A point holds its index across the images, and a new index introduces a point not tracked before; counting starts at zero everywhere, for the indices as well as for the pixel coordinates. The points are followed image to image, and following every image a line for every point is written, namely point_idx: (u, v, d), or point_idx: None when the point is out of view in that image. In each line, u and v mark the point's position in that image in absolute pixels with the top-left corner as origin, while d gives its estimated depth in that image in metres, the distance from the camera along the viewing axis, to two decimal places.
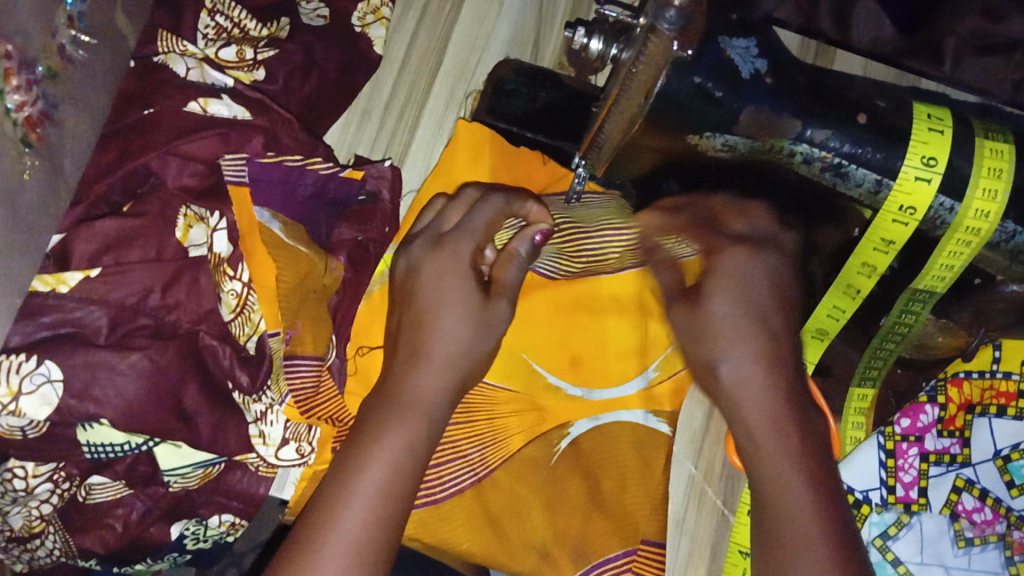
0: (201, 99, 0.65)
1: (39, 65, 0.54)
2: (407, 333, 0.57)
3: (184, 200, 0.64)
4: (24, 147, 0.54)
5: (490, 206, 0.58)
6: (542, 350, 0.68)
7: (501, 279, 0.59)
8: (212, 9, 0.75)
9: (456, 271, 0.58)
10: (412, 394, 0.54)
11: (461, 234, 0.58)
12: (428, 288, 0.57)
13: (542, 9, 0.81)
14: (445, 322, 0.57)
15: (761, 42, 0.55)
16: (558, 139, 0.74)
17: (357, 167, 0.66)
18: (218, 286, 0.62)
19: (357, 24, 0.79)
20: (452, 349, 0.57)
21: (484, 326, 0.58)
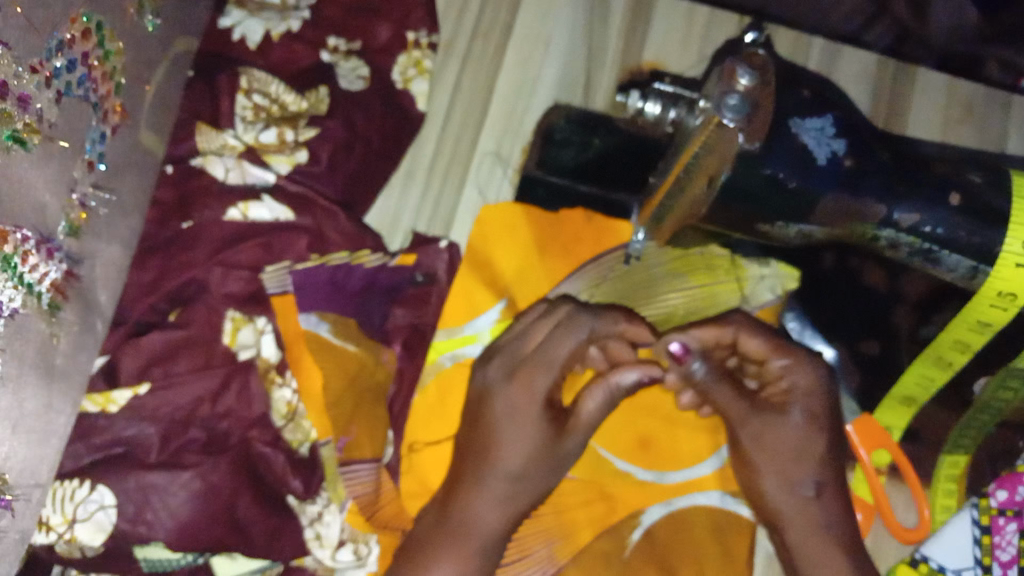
0: (241, 205, 0.65)
1: (61, 224, 0.53)
2: (475, 457, 0.61)
3: (228, 305, 0.62)
4: (52, 314, 0.53)
5: (573, 339, 0.61)
6: (608, 435, 0.69)
7: (581, 413, 0.62)
8: (248, 88, 0.69)
9: (531, 404, 0.61)
10: (474, 519, 0.59)
11: (538, 365, 0.61)
12: (496, 420, 0.61)
13: (592, 47, 0.76)
14: (513, 452, 0.60)
15: (838, 120, 0.50)
16: (614, 190, 0.70)
17: (408, 253, 0.67)
18: (268, 394, 0.61)
19: (398, 79, 0.74)
20: (516, 481, 0.60)
21: (554, 459, 0.62)
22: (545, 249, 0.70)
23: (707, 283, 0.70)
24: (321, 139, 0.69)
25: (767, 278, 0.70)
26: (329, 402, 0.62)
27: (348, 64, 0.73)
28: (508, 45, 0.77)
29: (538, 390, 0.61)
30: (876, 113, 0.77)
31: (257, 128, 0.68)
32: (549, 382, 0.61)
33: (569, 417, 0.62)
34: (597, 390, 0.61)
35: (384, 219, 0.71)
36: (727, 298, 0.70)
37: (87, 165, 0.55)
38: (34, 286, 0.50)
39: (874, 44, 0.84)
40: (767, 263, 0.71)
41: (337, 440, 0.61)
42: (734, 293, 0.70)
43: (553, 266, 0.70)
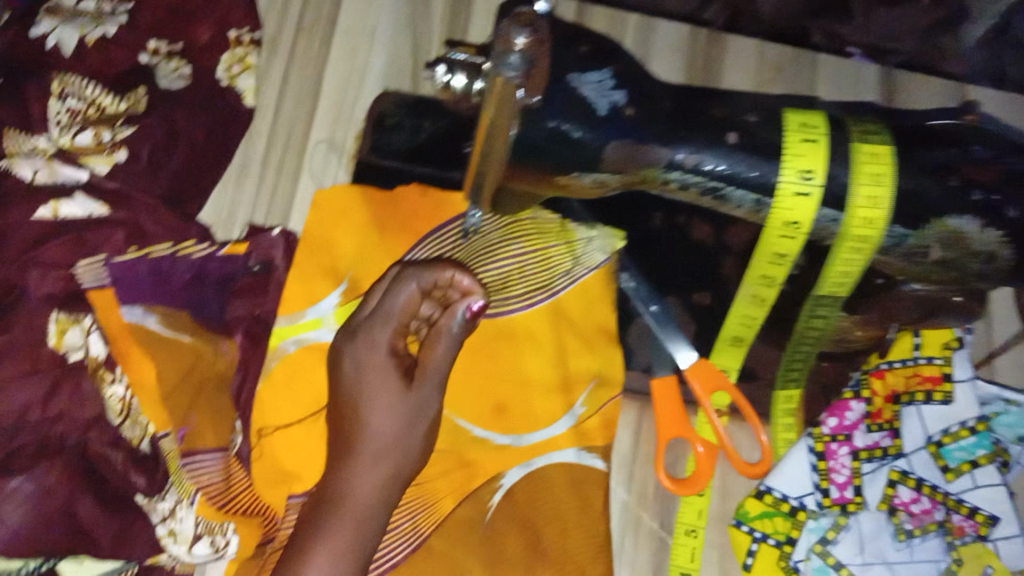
0: (51, 203, 0.64)
1: None
2: (341, 429, 0.62)
3: (54, 306, 0.62)
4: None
5: (405, 291, 0.63)
6: (464, 404, 0.71)
7: (429, 360, 0.63)
8: (61, 92, 0.68)
9: (378, 362, 0.62)
10: (349, 495, 0.59)
11: (376, 322, 0.63)
12: (349, 384, 0.62)
13: (417, 33, 0.78)
14: (376, 415, 0.61)
15: (616, 73, 0.53)
16: (448, 171, 0.73)
17: (240, 241, 0.66)
18: (99, 392, 0.61)
19: (221, 78, 0.74)
20: (386, 444, 0.61)
21: (420, 410, 0.62)
22: (385, 227, 0.72)
23: (538, 246, 0.73)
24: (142, 136, 0.69)
25: (595, 240, 0.73)
26: (163, 394, 0.61)
27: (168, 64, 0.73)
28: (335, 35, 0.77)
29: (379, 344, 0.63)
30: (693, 78, 0.82)
31: (72, 131, 0.68)
32: (387, 335, 0.63)
33: (417, 368, 0.63)
34: (433, 341, 0.63)
35: (219, 213, 0.72)
36: (559, 260, 0.73)
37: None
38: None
39: (711, 23, 0.82)
40: (593, 226, 0.73)
41: (177, 432, 0.62)
42: (566, 254, 0.73)
43: (392, 242, 0.72)
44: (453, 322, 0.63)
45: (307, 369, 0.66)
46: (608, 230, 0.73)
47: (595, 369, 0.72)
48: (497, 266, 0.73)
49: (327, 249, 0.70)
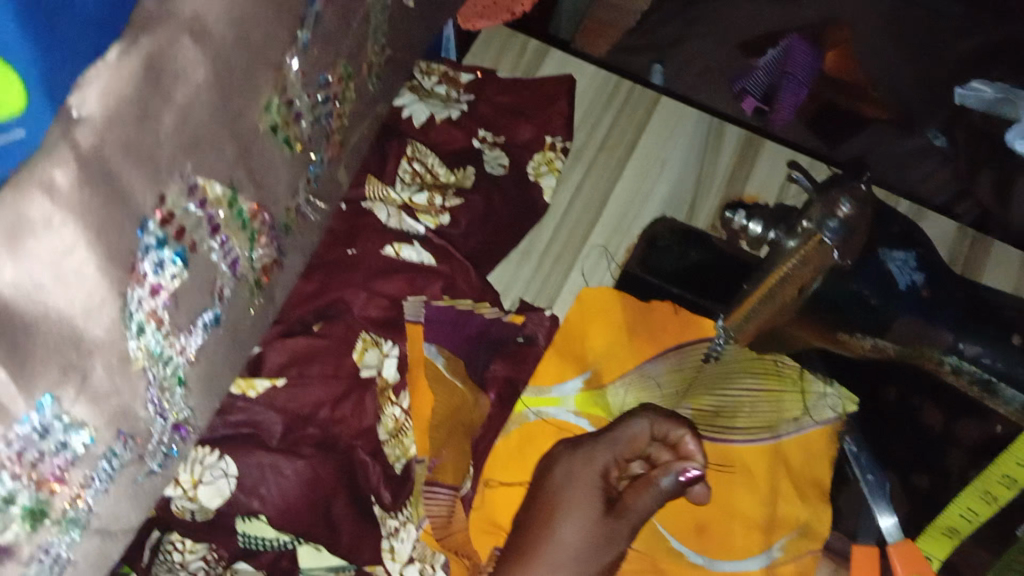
0: (395, 244, 0.76)
1: (281, 223, 0.52)
2: (530, 521, 0.65)
3: (365, 327, 0.73)
4: (255, 290, 0.53)
5: (635, 428, 0.70)
6: (669, 513, 0.72)
7: (632, 503, 0.67)
8: (411, 156, 0.82)
9: (588, 480, 0.67)
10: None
11: (601, 446, 0.69)
12: (561, 494, 0.66)
13: (701, 174, 0.87)
14: (570, 525, 0.64)
15: (920, 257, 0.58)
16: (703, 298, 0.79)
17: (518, 313, 0.77)
18: (380, 408, 0.71)
19: (531, 173, 0.86)
20: (570, 552, 0.63)
21: (610, 541, 0.65)
22: (635, 332, 0.79)
23: (773, 385, 0.77)
24: (463, 207, 0.81)
25: (830, 396, 0.77)
26: (431, 426, 0.69)
27: (492, 153, 0.86)
28: (629, 160, 0.88)
29: (597, 463, 0.68)
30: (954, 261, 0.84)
31: (413, 189, 0.81)
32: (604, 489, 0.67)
33: (619, 505, 0.67)
34: (641, 490, 0.68)
35: (499, 281, 0.81)
36: (789, 407, 0.77)
37: (306, 181, 0.54)
38: (255, 263, 0.51)
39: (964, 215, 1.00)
40: (831, 383, 0.78)
41: (429, 461, 0.68)
42: (797, 402, 0.77)
43: (637, 346, 0.79)
44: (664, 480, 0.68)
45: (538, 437, 0.73)
46: (842, 390, 0.77)
47: (803, 518, 0.72)
48: (730, 395, 0.77)
49: (581, 338, 0.78)
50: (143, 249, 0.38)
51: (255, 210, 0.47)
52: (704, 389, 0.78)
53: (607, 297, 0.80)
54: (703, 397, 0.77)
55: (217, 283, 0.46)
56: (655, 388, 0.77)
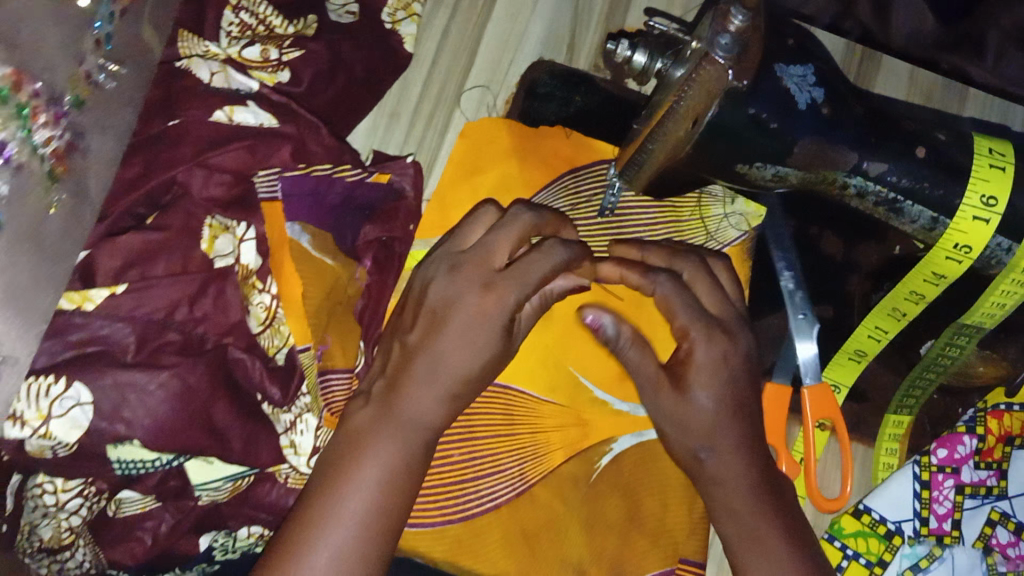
0: (226, 107, 0.63)
1: (67, 96, 0.46)
2: (416, 342, 0.58)
3: (209, 210, 0.63)
4: (50, 184, 0.46)
5: (519, 224, 0.60)
6: (591, 365, 0.71)
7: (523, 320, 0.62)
8: (236, 4, 0.71)
9: (495, 319, 0.57)
10: (414, 404, 0.56)
11: (512, 282, 0.57)
12: (458, 324, 0.57)
13: (578, 8, 0.78)
14: (464, 354, 0.56)
15: (818, 70, 0.53)
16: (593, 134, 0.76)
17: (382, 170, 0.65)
18: (246, 299, 0.62)
19: (386, 20, 0.75)
20: (465, 375, 0.57)
21: (499, 363, 0.59)
22: (531, 170, 0.74)
23: (674, 214, 0.74)
24: (305, 60, 0.71)
25: (733, 216, 0.74)
26: (307, 311, 0.62)
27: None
28: None
29: (507, 304, 0.57)
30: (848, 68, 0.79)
31: (242, 43, 0.70)
32: (505, 321, 0.57)
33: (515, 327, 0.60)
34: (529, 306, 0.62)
35: (366, 143, 0.72)
36: (693, 232, 0.74)
37: (94, 42, 0.48)
38: (39, 148, 0.44)
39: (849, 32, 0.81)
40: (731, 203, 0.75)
41: (315, 348, 0.62)
42: (700, 228, 0.74)
43: (531, 172, 0.74)
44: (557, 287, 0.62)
45: None
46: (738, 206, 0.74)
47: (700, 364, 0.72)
48: (629, 224, 0.73)
49: (470, 176, 0.72)
50: None
51: (14, 76, 0.41)
52: (601, 224, 0.73)
53: (487, 137, 0.73)
54: (602, 238, 0.73)
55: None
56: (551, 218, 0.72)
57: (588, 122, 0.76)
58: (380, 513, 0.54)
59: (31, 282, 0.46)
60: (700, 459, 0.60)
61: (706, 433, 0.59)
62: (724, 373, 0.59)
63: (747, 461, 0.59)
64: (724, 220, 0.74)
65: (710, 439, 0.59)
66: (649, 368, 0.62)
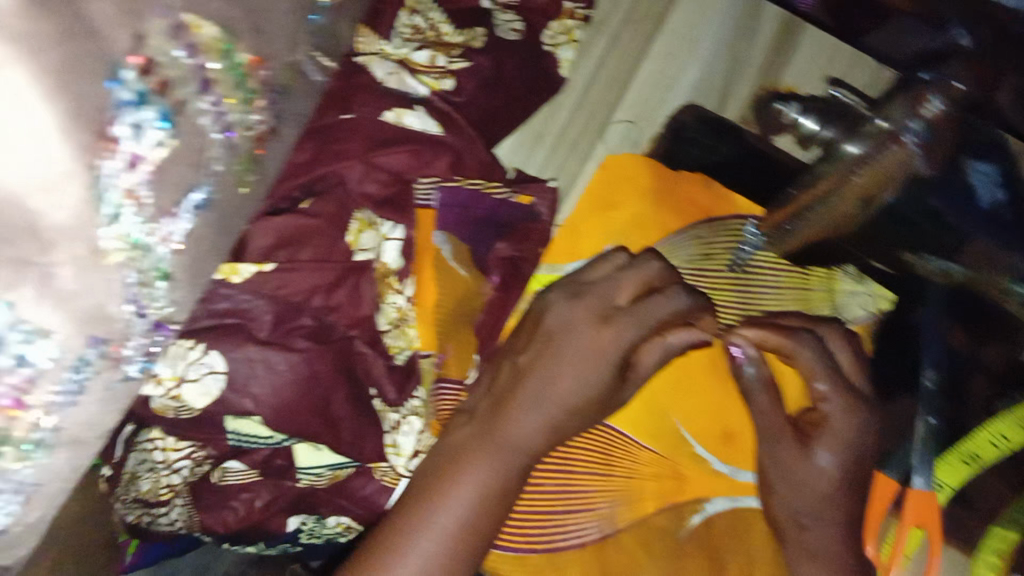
0: (395, 110, 0.64)
1: (281, 80, 0.44)
2: (525, 367, 0.59)
3: (361, 205, 0.63)
4: (248, 164, 0.44)
5: (647, 269, 0.62)
6: (698, 420, 0.70)
7: (642, 361, 0.62)
8: (413, 8, 0.70)
9: (608, 350, 0.59)
10: (517, 427, 0.57)
11: (631, 319, 0.60)
12: (574, 353, 0.59)
13: (739, 57, 0.76)
14: (573, 384, 0.58)
15: (1002, 171, 0.54)
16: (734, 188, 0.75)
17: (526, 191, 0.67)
18: (381, 297, 0.63)
19: (545, 42, 0.74)
20: (571, 405, 0.59)
21: (603, 404, 0.61)
22: (664, 212, 0.73)
23: (800, 279, 0.73)
24: (471, 72, 0.70)
25: (859, 295, 0.73)
26: (436, 318, 0.63)
27: (505, 15, 0.74)
28: (660, 34, 0.77)
29: (623, 343, 0.59)
30: None
31: (414, 46, 0.69)
32: (619, 358, 0.60)
33: (631, 368, 0.61)
34: (654, 347, 0.61)
35: (511, 158, 0.74)
36: (818, 304, 0.73)
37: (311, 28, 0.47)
38: (247, 121, 0.41)
39: None
40: (863, 282, 0.73)
41: (437, 356, 0.64)
42: (826, 301, 0.73)
43: (666, 216, 0.73)
44: (678, 338, 0.61)
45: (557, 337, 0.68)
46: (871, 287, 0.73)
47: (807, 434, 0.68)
48: (757, 283, 0.72)
49: (604, 212, 0.72)
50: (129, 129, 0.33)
51: (253, 61, 0.39)
52: (728, 278, 0.72)
53: (631, 174, 0.73)
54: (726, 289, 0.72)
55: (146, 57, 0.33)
56: (678, 260, 0.72)
57: (729, 175, 0.74)
58: (472, 531, 0.54)
59: (208, 251, 0.44)
60: (803, 524, 0.60)
61: (815, 506, 0.59)
62: (847, 442, 0.59)
63: (839, 538, 0.59)
64: (855, 299, 0.73)
65: (821, 512, 0.59)
66: (778, 416, 0.61)
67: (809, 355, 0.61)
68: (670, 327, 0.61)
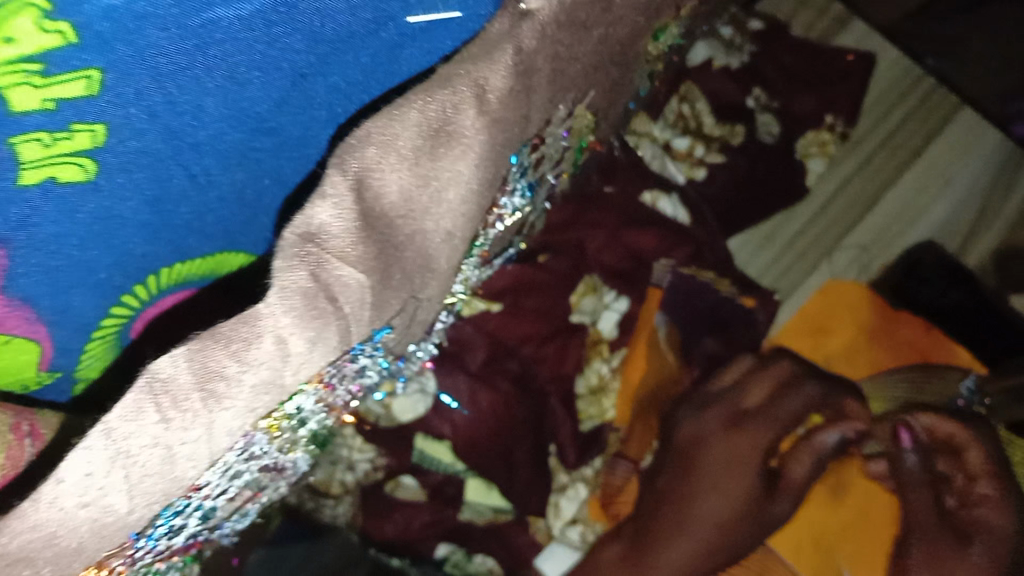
0: (653, 194, 0.71)
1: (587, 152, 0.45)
2: (663, 491, 0.59)
3: (595, 271, 0.67)
4: None
5: (795, 394, 0.64)
6: (860, 559, 0.60)
7: (792, 474, 0.61)
8: (681, 97, 0.75)
9: (749, 459, 0.60)
10: (659, 556, 0.57)
11: (763, 420, 0.62)
12: (713, 468, 0.60)
13: (983, 209, 0.78)
14: (713, 500, 0.59)
15: None
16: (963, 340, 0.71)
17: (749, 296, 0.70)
18: (587, 361, 0.64)
19: (798, 150, 0.76)
20: (716, 526, 0.58)
21: (757, 517, 0.59)
22: (878, 342, 0.71)
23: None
24: (723, 167, 0.74)
25: None
26: (637, 394, 0.64)
27: (764, 118, 0.76)
28: (912, 169, 0.78)
29: (761, 447, 0.61)
30: None
31: (677, 133, 0.74)
32: (765, 464, 0.61)
33: (781, 479, 0.61)
34: (804, 455, 0.62)
35: (738, 251, 0.73)
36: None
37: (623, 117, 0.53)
38: None
39: None
40: None
41: (625, 431, 0.63)
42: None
43: (880, 354, 0.70)
44: (830, 438, 0.63)
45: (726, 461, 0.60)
46: None
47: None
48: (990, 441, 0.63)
49: (817, 334, 0.70)
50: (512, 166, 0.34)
51: None
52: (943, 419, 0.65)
53: (847, 301, 0.72)
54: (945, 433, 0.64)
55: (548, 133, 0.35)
56: (888, 404, 0.67)
57: (957, 318, 0.72)
58: None
59: None
60: None
61: None
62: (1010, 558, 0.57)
63: None
64: None
65: None
66: (932, 517, 0.59)
67: (976, 454, 0.62)
68: (816, 429, 0.63)
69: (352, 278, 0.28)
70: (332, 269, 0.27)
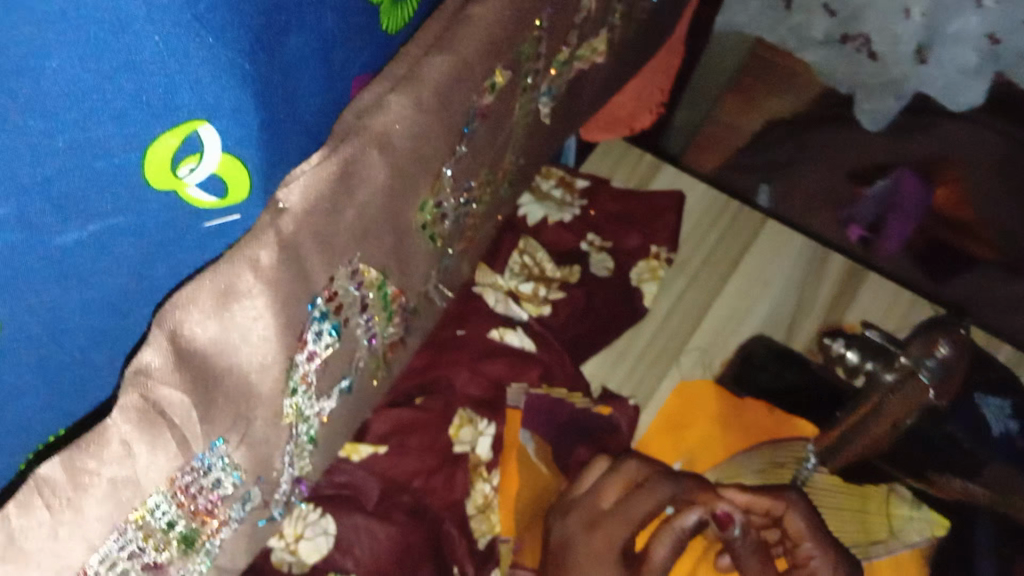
0: (500, 330, 0.82)
1: (412, 305, 0.57)
2: None
3: (465, 404, 0.77)
4: (378, 364, 0.56)
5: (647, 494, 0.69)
6: None
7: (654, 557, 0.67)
8: (522, 250, 0.89)
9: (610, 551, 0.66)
10: None
11: (615, 518, 0.68)
12: (579, 564, 0.65)
13: (802, 299, 0.92)
14: None
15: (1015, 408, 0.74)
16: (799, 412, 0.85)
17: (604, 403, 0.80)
18: (471, 483, 0.73)
19: (634, 278, 0.90)
20: None
21: None
22: (727, 426, 0.82)
23: (860, 503, 0.77)
24: (564, 301, 0.86)
25: (918, 520, 0.76)
26: (517, 508, 0.73)
27: (598, 256, 0.91)
28: (734, 277, 0.93)
29: (614, 542, 0.66)
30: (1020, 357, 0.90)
31: (521, 280, 0.87)
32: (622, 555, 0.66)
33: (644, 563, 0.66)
34: (664, 537, 0.68)
35: (596, 372, 0.85)
36: (877, 529, 0.76)
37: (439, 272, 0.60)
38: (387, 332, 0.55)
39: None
40: (919, 508, 0.77)
41: (514, 543, 0.72)
42: (884, 525, 0.76)
43: (731, 437, 0.82)
44: (686, 522, 0.69)
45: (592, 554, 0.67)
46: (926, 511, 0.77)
47: None
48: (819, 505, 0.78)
49: (674, 432, 0.82)
50: (311, 321, 0.42)
51: (396, 293, 0.52)
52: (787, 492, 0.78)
53: (695, 395, 0.84)
54: None
55: (333, 287, 0.43)
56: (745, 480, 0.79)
57: (801, 390, 0.86)
58: None
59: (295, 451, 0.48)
60: None
61: None
62: None
63: None
64: (913, 524, 0.76)
65: None
66: None
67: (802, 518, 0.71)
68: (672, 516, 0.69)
69: (175, 398, 0.35)
70: (157, 394, 0.34)
